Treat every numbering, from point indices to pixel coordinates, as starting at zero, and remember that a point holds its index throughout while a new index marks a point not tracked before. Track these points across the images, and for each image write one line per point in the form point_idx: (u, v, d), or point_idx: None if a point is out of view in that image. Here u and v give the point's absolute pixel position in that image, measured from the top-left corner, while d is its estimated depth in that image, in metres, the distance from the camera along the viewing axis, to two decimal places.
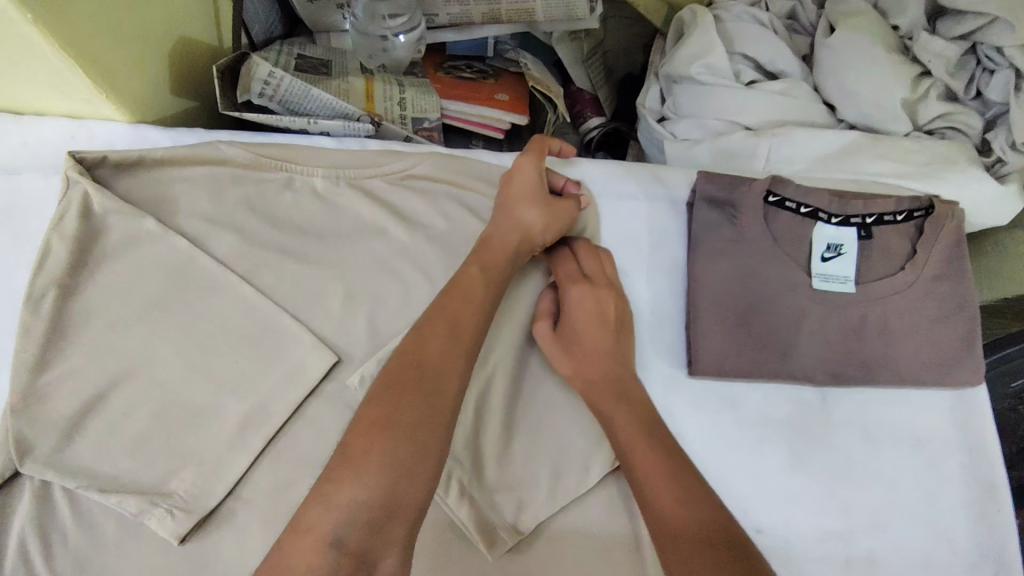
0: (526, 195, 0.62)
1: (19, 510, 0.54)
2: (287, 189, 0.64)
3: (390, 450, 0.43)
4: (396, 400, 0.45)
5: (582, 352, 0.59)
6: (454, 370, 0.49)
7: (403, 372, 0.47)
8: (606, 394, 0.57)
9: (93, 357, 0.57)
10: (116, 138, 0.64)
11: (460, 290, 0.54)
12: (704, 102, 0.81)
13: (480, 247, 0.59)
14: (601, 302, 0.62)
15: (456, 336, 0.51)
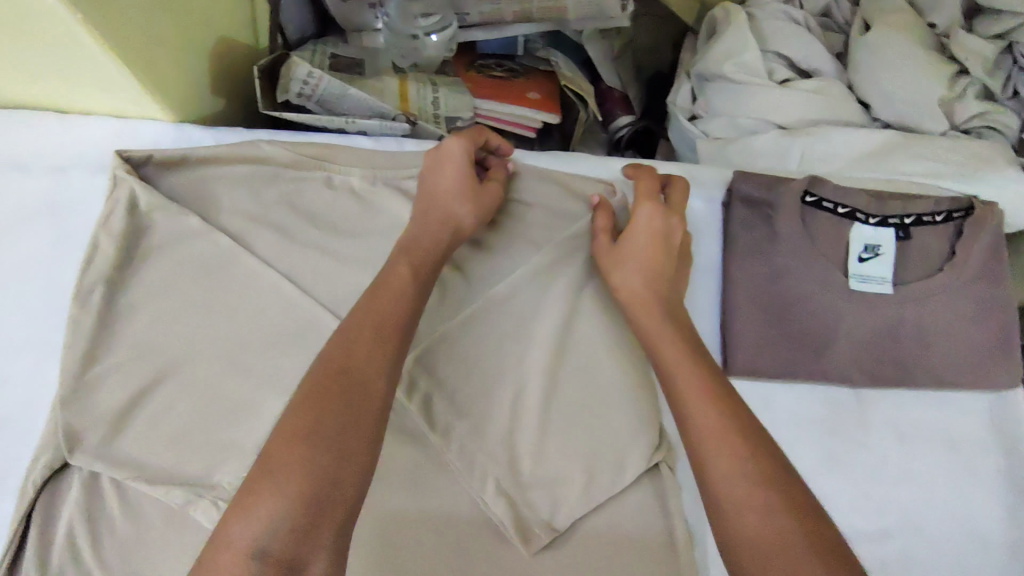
0: (453, 181, 0.61)
1: (70, 500, 0.55)
2: (325, 187, 0.65)
3: (314, 457, 0.42)
4: (316, 408, 0.44)
5: (636, 262, 0.61)
6: (379, 370, 0.47)
7: (323, 377, 0.46)
8: (653, 308, 0.59)
9: (138, 351, 0.58)
10: (159, 136, 0.65)
11: (385, 290, 0.53)
12: (737, 101, 0.81)
13: (412, 241, 0.58)
14: (667, 225, 0.63)
15: (383, 336, 0.49)
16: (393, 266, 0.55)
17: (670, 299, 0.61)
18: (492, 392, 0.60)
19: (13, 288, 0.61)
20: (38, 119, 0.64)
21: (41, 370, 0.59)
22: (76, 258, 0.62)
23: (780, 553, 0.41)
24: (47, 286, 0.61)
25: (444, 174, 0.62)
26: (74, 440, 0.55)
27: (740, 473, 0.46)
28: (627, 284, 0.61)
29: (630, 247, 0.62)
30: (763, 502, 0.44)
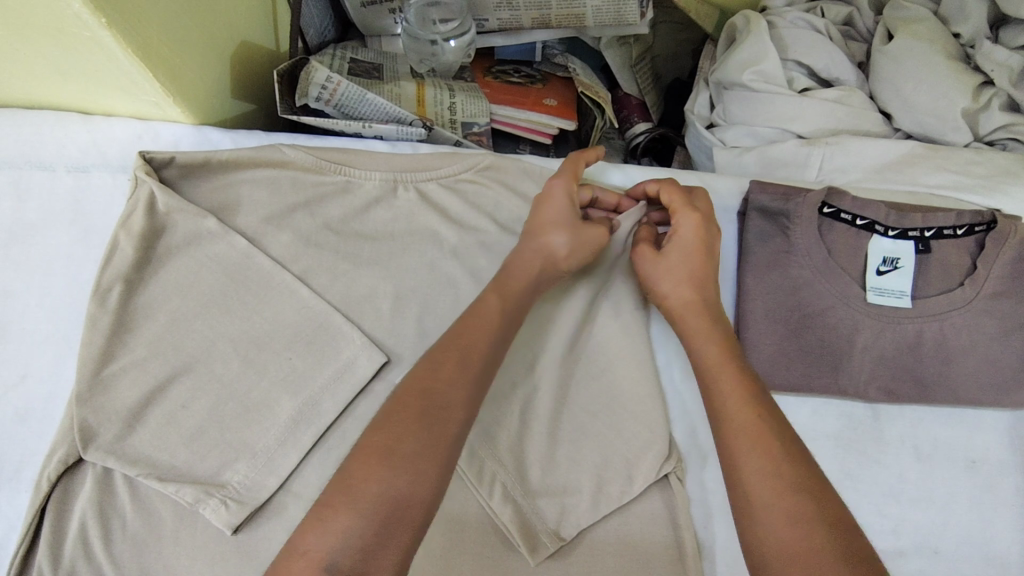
0: (552, 221, 0.60)
1: (82, 494, 0.56)
2: (344, 190, 0.65)
3: (389, 476, 0.41)
4: (398, 427, 0.43)
5: (683, 274, 0.60)
6: (463, 401, 0.46)
7: (406, 400, 0.45)
8: (699, 314, 0.58)
9: (154, 349, 0.59)
10: (181, 138, 0.66)
11: (477, 317, 0.52)
12: (756, 110, 0.80)
13: (500, 272, 0.57)
14: (707, 235, 0.61)
15: (469, 363, 0.48)
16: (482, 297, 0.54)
17: (712, 303, 0.60)
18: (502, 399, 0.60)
19: (37, 285, 0.62)
20: (61, 120, 0.65)
21: (59, 364, 0.60)
22: (96, 255, 0.63)
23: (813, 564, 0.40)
24: (68, 284, 0.62)
25: (547, 205, 0.61)
26: (88, 436, 0.56)
27: (779, 495, 0.43)
28: (674, 296, 0.60)
29: (677, 257, 0.60)
30: (798, 517, 0.42)
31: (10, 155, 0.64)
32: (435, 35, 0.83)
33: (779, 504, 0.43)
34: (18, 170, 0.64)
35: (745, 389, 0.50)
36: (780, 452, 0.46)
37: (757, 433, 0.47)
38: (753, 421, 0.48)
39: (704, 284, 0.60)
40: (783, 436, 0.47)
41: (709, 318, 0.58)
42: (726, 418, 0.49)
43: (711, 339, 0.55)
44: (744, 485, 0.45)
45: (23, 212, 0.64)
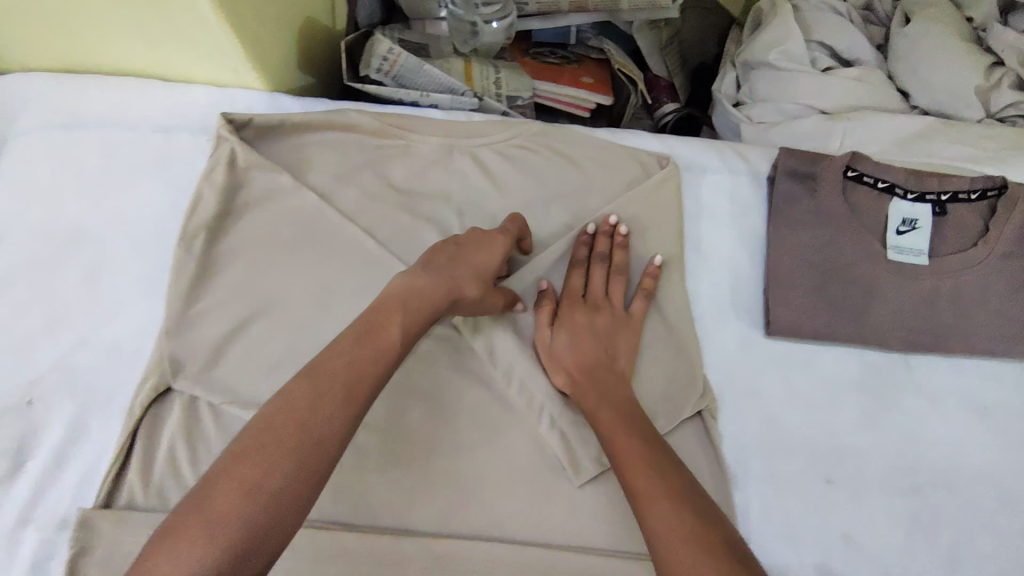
0: (477, 274, 0.59)
1: (171, 420, 0.62)
2: (405, 151, 0.71)
3: (253, 511, 0.40)
4: (269, 459, 0.42)
5: (565, 359, 0.63)
6: (340, 433, 0.46)
7: (278, 424, 0.44)
8: (592, 393, 0.61)
9: (234, 293, 0.65)
10: (255, 104, 0.71)
11: (373, 344, 0.50)
12: (782, 87, 0.85)
13: (410, 292, 0.54)
14: (591, 320, 0.65)
15: (355, 392, 0.47)
16: (384, 319, 0.52)
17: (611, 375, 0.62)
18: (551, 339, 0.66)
19: (124, 233, 0.67)
20: (147, 86, 0.71)
21: (148, 305, 0.65)
22: (180, 208, 0.68)
23: None
24: (153, 232, 0.67)
25: (480, 257, 0.61)
26: (177, 366, 0.63)
27: (686, 558, 0.45)
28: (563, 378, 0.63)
29: (563, 339, 0.63)
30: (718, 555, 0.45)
31: (100, 116, 0.70)
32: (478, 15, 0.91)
33: (681, 559, 0.45)
34: (105, 129, 0.70)
35: (643, 454, 0.54)
36: (682, 512, 0.48)
37: (655, 496, 0.50)
38: (647, 488, 0.51)
39: (592, 366, 0.62)
40: (677, 497, 0.50)
41: (601, 398, 0.60)
42: (630, 487, 0.52)
43: (603, 406, 0.59)
44: (660, 523, 0.48)
45: (113, 167, 0.69)
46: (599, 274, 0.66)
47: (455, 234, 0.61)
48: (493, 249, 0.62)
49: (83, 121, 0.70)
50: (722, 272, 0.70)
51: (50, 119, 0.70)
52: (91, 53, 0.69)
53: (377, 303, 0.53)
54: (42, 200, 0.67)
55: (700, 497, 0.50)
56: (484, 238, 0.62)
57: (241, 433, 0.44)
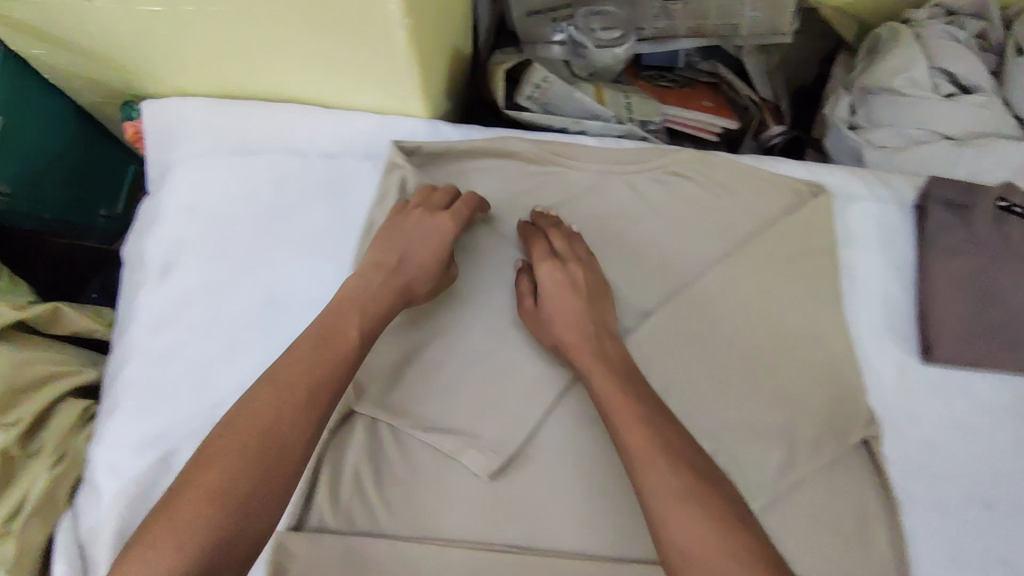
0: (425, 255, 0.64)
1: (355, 442, 0.65)
2: (563, 179, 0.73)
3: (223, 513, 0.46)
4: (228, 464, 0.48)
5: (557, 325, 0.63)
6: (302, 431, 0.52)
7: (242, 432, 0.50)
8: (585, 350, 0.61)
9: (408, 318, 0.68)
10: (417, 131, 0.73)
11: (329, 347, 0.56)
12: (903, 112, 0.87)
13: (362, 300, 0.60)
14: (570, 276, 0.65)
15: (316, 391, 0.54)
16: (337, 327, 0.58)
17: (603, 337, 0.62)
18: (711, 364, 0.67)
19: (298, 256, 0.69)
20: (310, 112, 0.73)
21: (328, 328, 0.68)
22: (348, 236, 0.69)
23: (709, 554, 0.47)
24: (326, 257, 0.69)
25: (420, 240, 0.65)
26: (359, 390, 0.66)
27: (674, 516, 0.49)
28: (558, 344, 0.63)
29: (548, 307, 0.64)
30: (692, 515, 0.49)
31: (269, 143, 0.73)
32: (596, 40, 0.93)
33: (672, 515, 0.49)
34: (274, 155, 0.72)
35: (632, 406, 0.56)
36: (670, 470, 0.51)
37: (652, 454, 0.52)
38: (642, 445, 0.53)
39: (575, 326, 0.62)
40: (673, 452, 0.53)
41: (598, 361, 0.60)
42: (626, 445, 0.54)
43: (600, 369, 0.59)
44: (647, 492, 0.51)
45: (283, 193, 0.71)
46: (557, 239, 0.68)
47: (405, 225, 0.65)
48: (429, 223, 0.65)
49: (249, 148, 0.73)
50: (873, 299, 0.72)
51: (215, 147, 0.73)
52: (262, 79, 0.72)
53: (324, 315, 0.59)
54: (211, 225, 0.70)
55: (691, 444, 0.54)
56: (420, 214, 0.66)
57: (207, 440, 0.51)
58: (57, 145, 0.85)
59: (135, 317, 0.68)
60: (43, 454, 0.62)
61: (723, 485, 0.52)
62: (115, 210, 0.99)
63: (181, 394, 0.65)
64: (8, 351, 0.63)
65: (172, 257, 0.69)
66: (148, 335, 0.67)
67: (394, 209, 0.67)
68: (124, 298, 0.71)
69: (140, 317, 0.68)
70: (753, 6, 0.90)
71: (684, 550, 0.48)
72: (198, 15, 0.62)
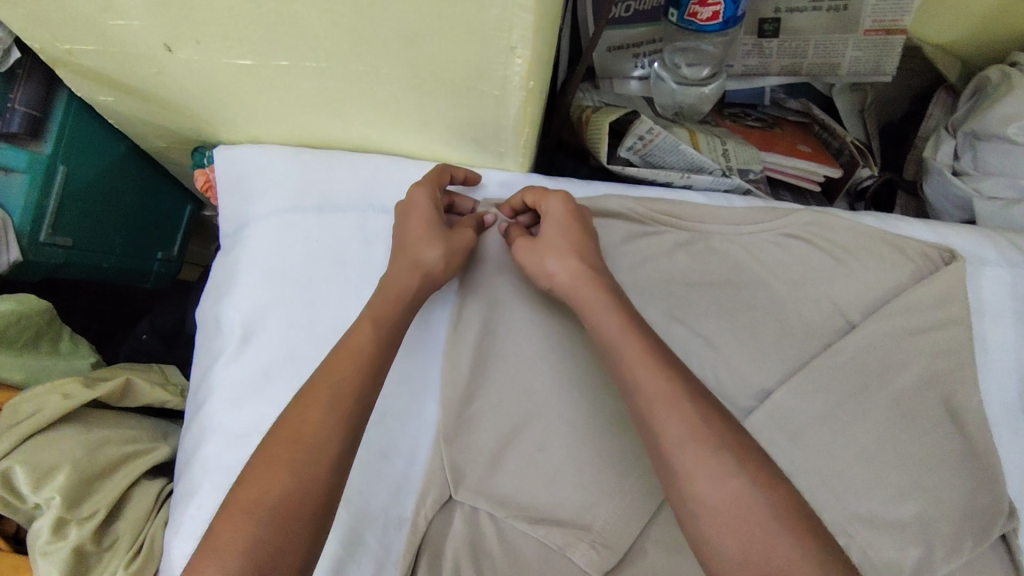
0: (417, 227, 0.59)
1: (455, 534, 0.59)
2: (671, 240, 0.67)
3: (259, 523, 0.43)
4: (263, 478, 0.45)
5: (560, 248, 0.58)
6: (335, 431, 0.48)
7: (273, 447, 0.47)
8: (584, 279, 0.56)
9: (506, 393, 0.62)
10: (515, 187, 0.69)
11: (346, 347, 0.53)
12: (1016, 163, 0.81)
13: (375, 297, 0.57)
14: (577, 212, 0.61)
15: (340, 388, 0.50)
16: (353, 328, 0.54)
17: (601, 270, 0.58)
18: (841, 449, 0.61)
19: None
20: (397, 163, 0.69)
21: (422, 404, 0.62)
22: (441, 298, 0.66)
23: (742, 518, 0.42)
24: (421, 328, 0.65)
25: (406, 223, 0.60)
26: (458, 476, 0.59)
27: (700, 474, 0.43)
28: (556, 273, 0.58)
29: (551, 232, 0.59)
30: (726, 471, 0.43)
31: (355, 200, 0.67)
32: (677, 77, 0.86)
33: (699, 470, 0.44)
34: (362, 213, 0.67)
35: (643, 344, 0.50)
36: (689, 414, 0.46)
37: (671, 395, 0.47)
38: (660, 386, 0.47)
39: (576, 254, 0.58)
40: (694, 394, 0.47)
41: (614, 294, 0.55)
42: (640, 385, 0.48)
43: (608, 303, 0.54)
44: (666, 450, 0.45)
45: (373, 253, 0.66)
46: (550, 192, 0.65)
47: (397, 212, 0.62)
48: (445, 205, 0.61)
49: (333, 204, 0.67)
50: (1010, 375, 0.66)
51: (295, 202, 0.68)
52: (348, 129, 0.67)
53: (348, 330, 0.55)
54: (295, 289, 0.65)
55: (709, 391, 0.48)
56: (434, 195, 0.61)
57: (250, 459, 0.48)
58: (118, 190, 0.81)
59: (213, 390, 0.63)
60: (119, 548, 0.56)
61: (756, 446, 0.46)
62: (171, 252, 0.94)
63: None
64: (80, 435, 0.58)
65: (252, 323, 0.64)
66: (229, 411, 0.62)
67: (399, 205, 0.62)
68: (200, 367, 0.66)
69: (219, 389, 0.63)
70: (856, 45, 0.84)
71: (717, 508, 0.42)
72: (292, 69, 0.56)
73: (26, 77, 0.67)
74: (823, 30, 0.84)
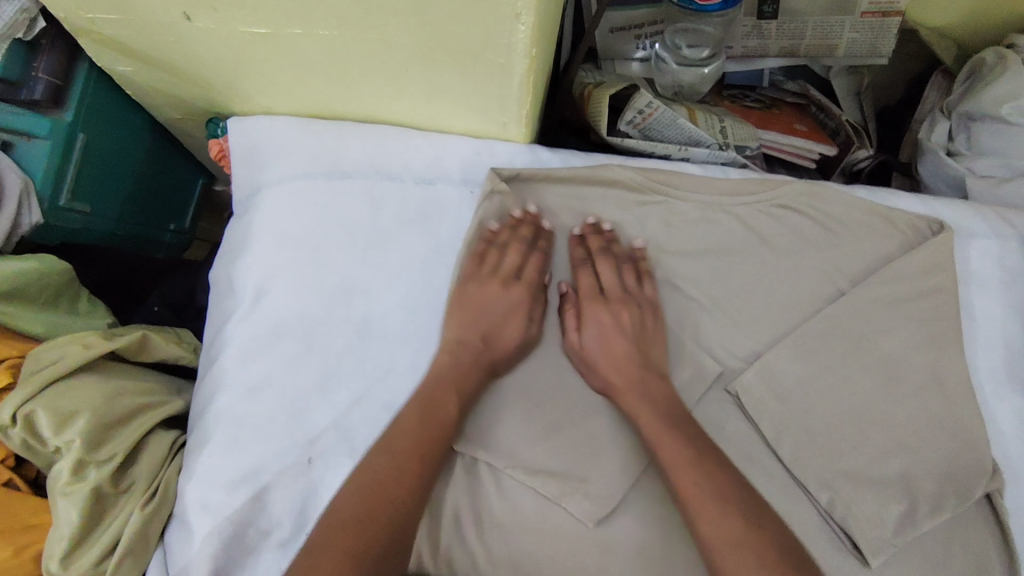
0: (490, 329, 0.64)
1: (454, 483, 0.61)
2: (664, 208, 0.69)
3: (361, 571, 0.49)
4: (362, 528, 0.52)
5: (613, 362, 0.63)
6: (416, 499, 0.55)
7: (370, 498, 0.53)
8: (629, 390, 0.61)
9: (506, 352, 0.64)
10: (516, 157, 0.71)
11: (433, 413, 0.59)
12: (1010, 142, 0.83)
13: (438, 375, 0.61)
14: (613, 316, 0.65)
15: (428, 460, 0.57)
16: (442, 395, 0.60)
17: (651, 384, 0.62)
18: (828, 410, 0.64)
19: (395, 287, 0.67)
20: (403, 131, 0.71)
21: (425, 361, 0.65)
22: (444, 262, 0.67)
23: None
24: (423, 288, 0.67)
25: (486, 315, 0.65)
26: (460, 427, 0.62)
27: (731, 557, 0.51)
28: (606, 381, 0.63)
29: (597, 351, 0.64)
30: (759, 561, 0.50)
31: (363, 167, 0.70)
32: (679, 58, 0.88)
33: (731, 561, 0.51)
34: (368, 179, 0.69)
35: (681, 444, 0.57)
36: (724, 510, 0.53)
37: (702, 494, 0.54)
38: (692, 481, 0.55)
39: (621, 364, 0.63)
40: (727, 492, 0.54)
41: (643, 399, 0.60)
42: (676, 483, 0.55)
43: (645, 407, 0.60)
44: (709, 543, 0.52)
45: (380, 219, 0.68)
46: (606, 265, 0.66)
47: (461, 293, 0.65)
48: (508, 297, 0.65)
49: (343, 171, 0.70)
50: (996, 343, 0.67)
51: (305, 168, 0.70)
52: (356, 99, 0.69)
53: (424, 389, 0.60)
54: (304, 252, 0.67)
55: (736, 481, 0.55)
56: (500, 286, 0.65)
57: (339, 500, 0.54)
58: (133, 158, 0.83)
59: (225, 347, 0.66)
60: (135, 490, 0.60)
61: (786, 533, 0.53)
62: (183, 224, 0.97)
63: (279, 429, 0.62)
64: (98, 383, 0.61)
65: (264, 284, 0.67)
66: (240, 365, 0.64)
67: (458, 274, 0.66)
68: (212, 325, 0.68)
69: (231, 346, 0.65)
70: (853, 27, 0.87)
71: None
72: (304, 37, 0.59)
73: (50, 45, 0.69)
74: (821, 12, 0.86)
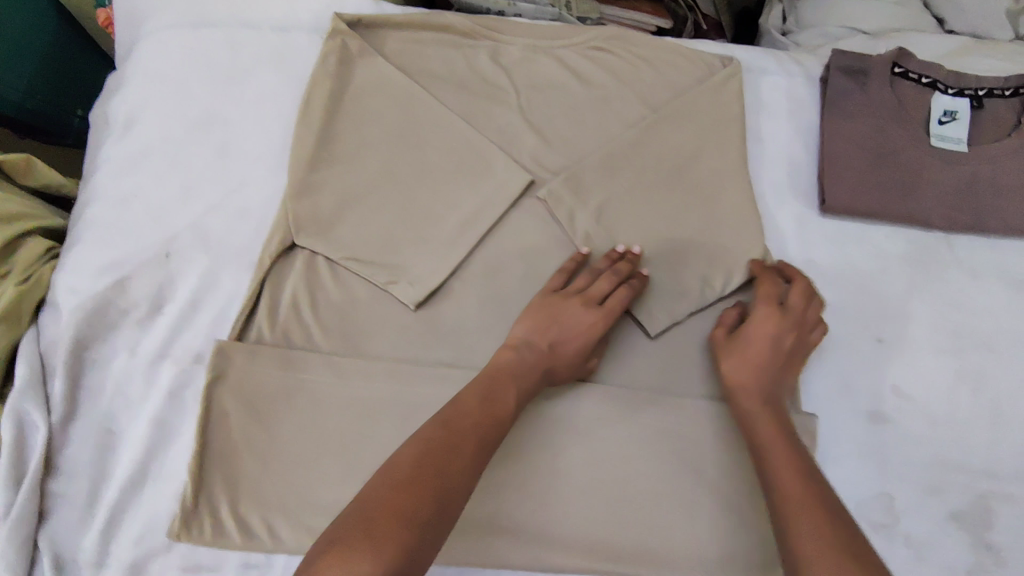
0: (569, 338, 0.64)
1: (293, 273, 0.70)
2: (491, 50, 0.79)
3: (400, 527, 0.45)
4: (411, 491, 0.47)
5: (750, 357, 0.63)
6: (467, 479, 0.51)
7: (424, 466, 0.49)
8: (754, 393, 0.61)
9: (346, 166, 0.73)
10: (363, 10, 0.81)
11: (495, 400, 0.57)
12: (827, 11, 0.93)
13: (513, 369, 0.61)
14: (785, 330, 0.64)
15: (483, 448, 0.54)
16: (502, 389, 0.59)
17: (773, 391, 0.62)
18: (632, 212, 0.72)
19: (251, 115, 0.76)
20: None
21: (272, 175, 0.74)
22: (294, 96, 0.77)
23: None
24: (275, 116, 0.76)
25: (568, 324, 0.64)
26: (299, 225, 0.70)
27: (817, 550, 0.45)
28: (731, 374, 0.63)
29: (748, 344, 0.64)
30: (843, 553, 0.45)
31: (225, 19, 0.79)
32: None
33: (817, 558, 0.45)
34: (229, 29, 0.79)
35: (792, 456, 0.54)
36: (811, 515, 0.48)
37: (807, 503, 0.49)
38: (796, 487, 0.51)
39: (758, 368, 0.62)
40: (822, 496, 0.50)
41: (765, 404, 0.60)
42: (782, 487, 0.51)
43: (765, 415, 0.59)
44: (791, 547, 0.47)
45: (239, 60, 0.78)
46: (797, 290, 0.66)
47: (547, 300, 0.66)
48: (581, 314, 0.64)
49: (207, 23, 0.79)
50: (781, 161, 0.78)
51: (173, 22, 0.79)
52: None
53: (494, 374, 0.60)
54: (171, 88, 0.76)
55: (813, 480, 0.52)
56: (581, 302, 0.65)
57: (389, 462, 0.51)
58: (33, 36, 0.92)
59: (101, 167, 0.75)
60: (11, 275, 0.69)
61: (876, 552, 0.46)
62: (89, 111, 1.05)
63: (143, 229, 0.71)
64: None
65: (134, 113, 0.76)
66: (112, 180, 0.74)
67: (548, 288, 0.67)
68: (91, 154, 0.78)
69: (106, 166, 0.75)
70: None
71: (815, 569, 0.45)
72: None
73: None
74: None
